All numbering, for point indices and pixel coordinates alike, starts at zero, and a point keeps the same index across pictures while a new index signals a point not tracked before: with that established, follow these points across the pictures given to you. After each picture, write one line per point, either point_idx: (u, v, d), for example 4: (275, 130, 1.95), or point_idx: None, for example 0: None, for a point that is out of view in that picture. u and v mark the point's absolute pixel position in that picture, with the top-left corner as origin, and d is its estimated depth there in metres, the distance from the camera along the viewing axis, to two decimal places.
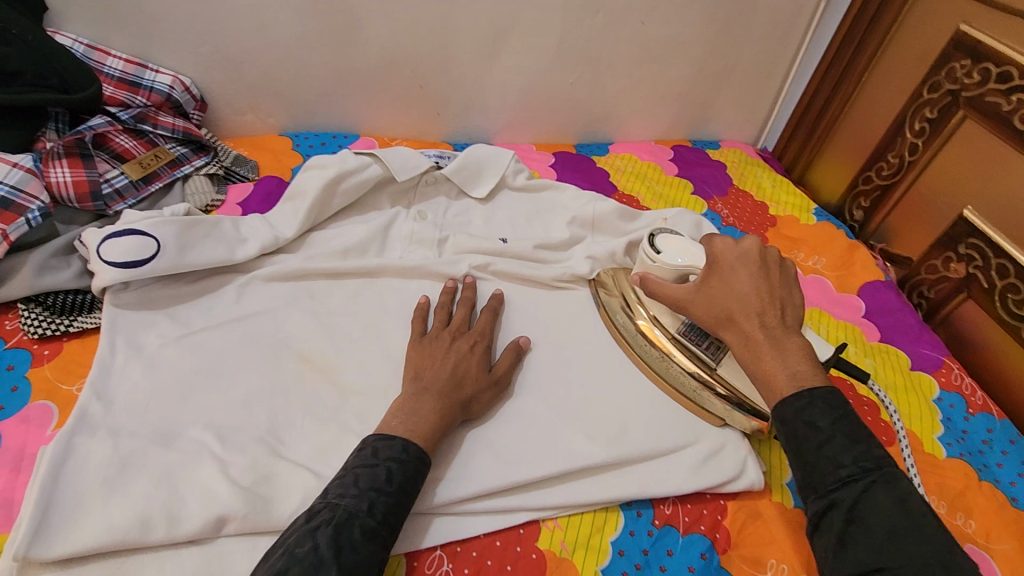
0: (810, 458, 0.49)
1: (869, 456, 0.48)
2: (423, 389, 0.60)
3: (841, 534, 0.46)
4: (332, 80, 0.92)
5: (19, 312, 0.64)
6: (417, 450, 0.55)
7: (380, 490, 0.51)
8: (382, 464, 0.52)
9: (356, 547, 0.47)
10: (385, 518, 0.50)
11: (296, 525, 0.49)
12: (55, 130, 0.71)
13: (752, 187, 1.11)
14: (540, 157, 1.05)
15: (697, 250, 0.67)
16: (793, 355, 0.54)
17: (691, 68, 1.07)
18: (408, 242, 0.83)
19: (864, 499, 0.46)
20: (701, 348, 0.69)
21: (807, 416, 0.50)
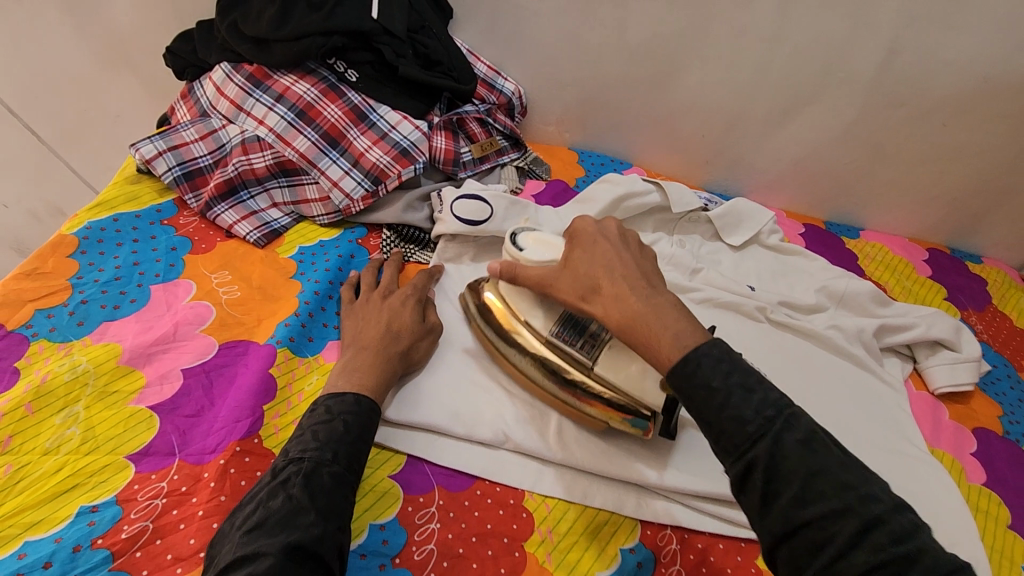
0: (715, 420, 0.47)
1: (769, 402, 0.47)
2: (360, 346, 0.63)
3: (763, 494, 0.44)
4: (628, 115, 1.07)
5: (382, 235, 0.84)
6: (369, 401, 0.58)
7: (341, 440, 0.53)
8: (338, 417, 0.55)
9: (328, 489, 0.49)
10: (351, 465, 0.52)
11: (262, 483, 0.50)
12: (439, 109, 0.90)
13: (1013, 311, 1.04)
14: (790, 225, 1.10)
15: (557, 242, 0.68)
16: (669, 316, 0.53)
17: (978, 177, 1.04)
18: (666, 262, 0.93)
19: (775, 452, 0.44)
20: (576, 347, 0.64)
21: (703, 374, 0.48)
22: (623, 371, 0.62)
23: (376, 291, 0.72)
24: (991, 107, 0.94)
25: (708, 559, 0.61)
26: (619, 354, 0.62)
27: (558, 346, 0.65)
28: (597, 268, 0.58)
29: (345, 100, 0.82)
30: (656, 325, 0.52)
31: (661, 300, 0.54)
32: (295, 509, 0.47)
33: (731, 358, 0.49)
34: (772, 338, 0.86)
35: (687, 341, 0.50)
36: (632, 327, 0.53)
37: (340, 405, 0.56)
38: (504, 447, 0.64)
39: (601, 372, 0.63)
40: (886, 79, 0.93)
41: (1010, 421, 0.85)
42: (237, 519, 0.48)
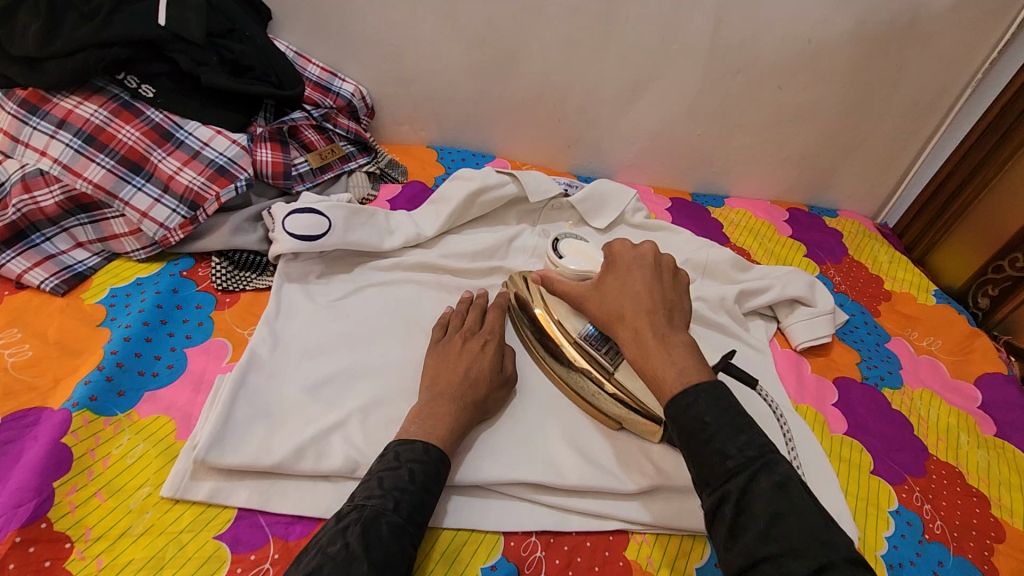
0: (699, 453, 0.49)
1: (753, 445, 0.49)
2: (436, 395, 0.63)
3: (731, 524, 0.46)
4: (481, 106, 1.03)
5: (211, 263, 0.76)
6: (438, 452, 0.57)
7: (404, 489, 0.53)
8: (405, 466, 0.54)
9: (385, 541, 0.49)
10: (410, 516, 0.52)
11: (327, 527, 0.51)
12: (263, 118, 0.84)
13: (868, 259, 1.10)
14: (657, 200, 1.11)
15: (595, 256, 0.77)
16: (678, 351, 0.55)
17: (819, 136, 1.08)
18: (529, 255, 0.91)
19: (749, 488, 0.46)
20: (599, 352, 0.68)
21: (696, 412, 0.50)
22: (639, 381, 0.66)
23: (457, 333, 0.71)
24: (819, 66, 0.98)
25: (574, 560, 0.60)
26: (634, 367, 0.67)
27: (584, 348, 0.69)
28: (625, 300, 0.60)
29: (144, 118, 0.74)
30: (662, 358, 0.54)
31: (678, 340, 0.56)
32: (350, 559, 0.47)
33: (725, 398, 0.51)
34: None
35: (691, 377, 0.53)
36: (646, 356, 0.55)
37: (417, 451, 0.56)
38: (355, 475, 0.59)
39: (621, 377, 0.66)
40: (719, 49, 0.95)
41: (867, 366, 0.89)
42: (298, 562, 0.49)
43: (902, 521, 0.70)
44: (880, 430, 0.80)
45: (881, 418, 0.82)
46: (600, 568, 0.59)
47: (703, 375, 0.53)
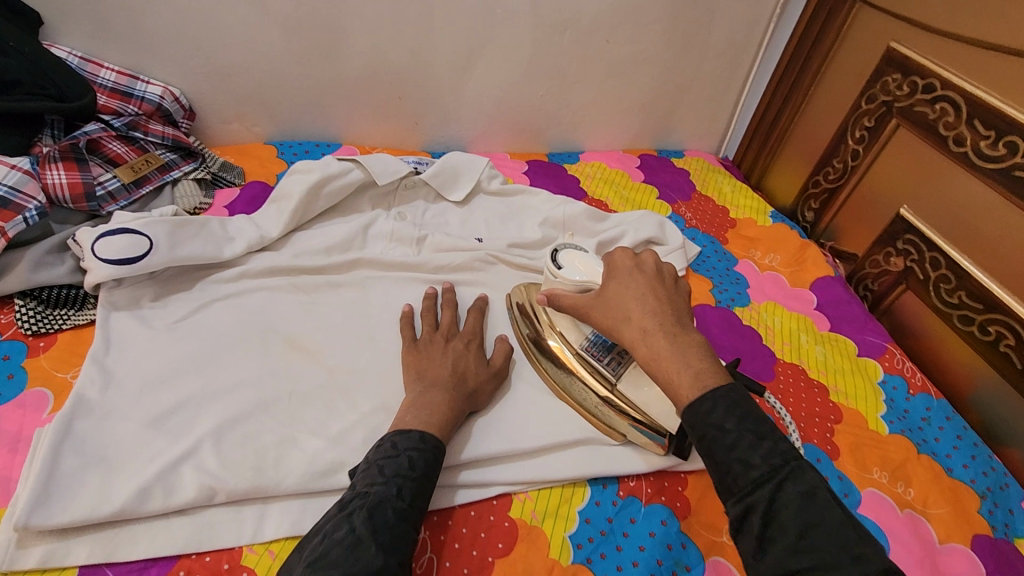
0: (723, 461, 0.46)
1: (777, 452, 0.46)
2: (428, 387, 0.64)
3: (759, 536, 0.44)
4: (315, 92, 0.98)
5: (14, 308, 0.67)
6: (434, 439, 0.58)
7: (406, 476, 0.53)
8: (403, 454, 0.55)
9: (390, 525, 0.50)
10: (414, 501, 0.52)
11: (330, 515, 0.51)
12: (50, 135, 0.75)
13: (714, 192, 1.18)
14: (514, 164, 1.12)
15: (597, 267, 0.71)
16: (692, 352, 0.52)
17: (653, 82, 1.14)
18: (388, 240, 0.88)
19: (777, 499, 0.44)
20: (603, 363, 0.70)
21: (714, 417, 0.47)
22: (642, 394, 0.67)
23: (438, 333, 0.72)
24: (639, 16, 1.02)
25: (461, 533, 0.60)
26: (638, 380, 0.68)
27: (588, 359, 0.71)
28: (630, 300, 0.58)
29: None
30: (678, 362, 0.51)
31: (693, 339, 0.54)
32: (359, 543, 0.47)
33: (745, 401, 0.48)
34: (507, 282, 0.87)
35: (709, 380, 0.50)
36: (657, 360, 0.53)
37: (418, 438, 0.57)
38: (215, 501, 0.56)
39: (626, 388, 0.68)
40: (541, 7, 0.96)
41: (719, 291, 0.96)
42: (304, 550, 0.49)
43: None
44: (735, 346, 0.88)
45: (734, 334, 0.89)
46: (487, 534, 0.61)
47: (720, 377, 0.50)
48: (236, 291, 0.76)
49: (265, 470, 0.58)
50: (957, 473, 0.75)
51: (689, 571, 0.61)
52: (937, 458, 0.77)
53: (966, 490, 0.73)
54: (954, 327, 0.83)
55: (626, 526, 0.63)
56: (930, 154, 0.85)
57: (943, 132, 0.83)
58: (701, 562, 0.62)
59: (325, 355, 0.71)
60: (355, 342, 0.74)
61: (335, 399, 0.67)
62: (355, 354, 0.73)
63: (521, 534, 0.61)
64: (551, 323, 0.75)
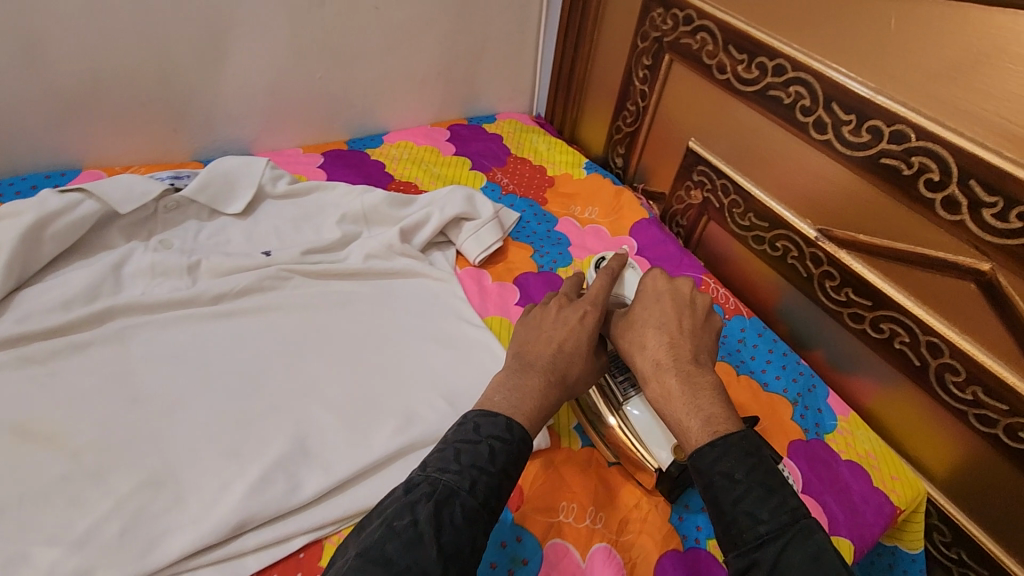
0: (728, 511, 0.48)
1: (787, 509, 0.47)
2: (526, 365, 0.60)
3: None
4: (25, 113, 0.80)
5: None
6: (521, 431, 0.53)
7: (481, 467, 0.49)
8: (485, 441, 0.51)
9: (456, 525, 0.45)
10: (486, 500, 0.48)
11: (395, 495, 0.48)
12: None
13: (530, 153, 1.15)
14: (307, 160, 1.01)
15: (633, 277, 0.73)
16: (702, 394, 0.55)
17: (443, 47, 1.07)
18: (150, 276, 0.75)
19: (781, 559, 0.44)
20: (615, 379, 0.68)
21: (723, 466, 0.50)
22: (645, 420, 0.64)
23: (553, 300, 0.68)
24: None
25: None
26: (647, 408, 0.65)
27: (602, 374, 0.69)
28: (649, 335, 0.62)
29: None
30: (688, 401, 0.55)
31: (703, 378, 0.57)
32: (416, 538, 0.44)
33: (756, 452, 0.50)
34: (304, 296, 0.78)
35: (717, 425, 0.53)
36: (669, 399, 0.56)
37: (507, 423, 0.53)
38: None
39: (628, 411, 0.66)
40: None
41: (540, 255, 0.93)
42: (363, 531, 0.46)
43: None
44: None
45: None
46: None
47: (730, 421, 0.53)
48: None
49: None
50: (771, 385, 0.79)
51: (527, 564, 0.58)
52: (755, 375, 0.80)
53: (781, 401, 0.77)
54: (752, 248, 0.87)
55: None
56: (702, 84, 0.86)
57: (708, 61, 0.84)
58: (539, 548, 0.59)
59: (70, 437, 0.59)
60: (111, 410, 0.62)
61: (86, 488, 0.55)
62: (112, 424, 0.60)
63: None
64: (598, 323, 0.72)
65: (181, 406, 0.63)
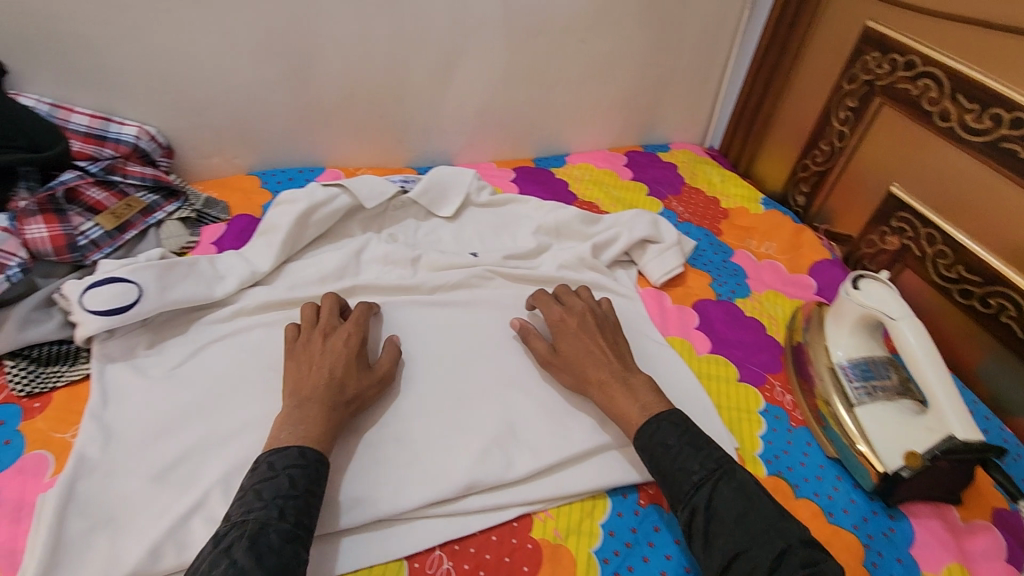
0: (668, 472, 0.59)
1: (713, 459, 0.60)
2: (305, 400, 0.60)
3: (705, 533, 0.55)
4: (294, 119, 0.96)
5: (5, 368, 0.65)
6: (316, 453, 0.56)
7: (286, 496, 0.52)
8: (283, 473, 0.54)
9: (275, 548, 0.48)
10: (298, 520, 0.51)
11: (207, 550, 0.49)
12: (28, 188, 0.73)
13: (703, 184, 1.18)
14: (501, 174, 1.11)
15: (894, 301, 0.73)
16: (640, 394, 0.67)
17: (633, 78, 1.13)
18: (382, 263, 0.87)
19: (714, 498, 0.56)
20: (851, 384, 0.75)
21: (659, 438, 0.61)
22: (876, 425, 0.71)
23: (316, 328, 0.69)
24: (612, 15, 1.02)
25: (483, 559, 0.59)
26: (880, 416, 0.71)
27: (838, 376, 0.77)
28: (584, 358, 0.71)
29: None
30: (628, 400, 0.66)
31: (636, 380, 0.68)
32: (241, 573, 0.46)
33: (683, 424, 0.63)
34: (505, 296, 0.86)
35: (654, 410, 0.65)
36: (612, 403, 0.67)
37: (301, 452, 0.56)
38: None
39: (860, 413, 0.73)
40: (514, 13, 0.96)
41: (718, 284, 0.95)
42: None
43: (772, 417, 0.77)
44: (740, 339, 0.87)
45: (738, 327, 0.89)
46: (510, 557, 0.59)
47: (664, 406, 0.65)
48: (231, 330, 0.74)
49: None
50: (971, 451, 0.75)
51: None
52: None
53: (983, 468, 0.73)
54: (954, 301, 0.83)
55: (651, 535, 0.63)
56: (916, 131, 0.85)
57: (928, 108, 0.83)
58: None
59: None
60: None
61: (343, 433, 0.66)
62: None
63: (546, 555, 0.60)
64: (820, 334, 0.82)
65: (412, 377, 0.73)
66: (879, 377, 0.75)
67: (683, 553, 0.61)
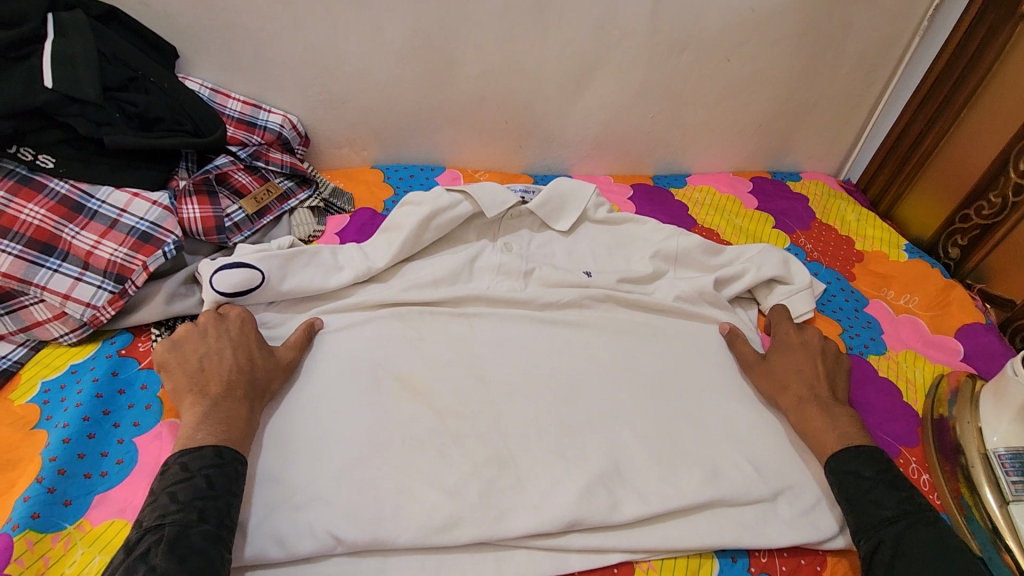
0: (858, 501, 0.60)
1: (909, 501, 0.59)
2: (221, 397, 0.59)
3: (890, 566, 0.54)
4: (424, 118, 0.98)
5: (151, 336, 0.70)
6: (232, 452, 0.55)
7: (204, 497, 0.51)
8: (199, 474, 0.52)
9: (199, 550, 0.47)
10: (221, 521, 0.51)
11: (117, 560, 0.47)
12: (186, 169, 0.78)
13: (836, 221, 1.08)
14: (618, 190, 1.07)
15: None
16: (841, 419, 0.67)
17: (774, 102, 1.06)
18: (495, 273, 0.86)
19: (904, 535, 0.56)
20: (1009, 478, 0.68)
21: (853, 467, 0.62)
22: None
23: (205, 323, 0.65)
24: (765, 35, 0.95)
25: None
26: None
27: (994, 465, 0.69)
28: (790, 374, 0.73)
29: (48, 192, 0.67)
30: (826, 421, 0.67)
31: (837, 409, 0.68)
32: None
33: (882, 461, 0.62)
34: (616, 323, 0.82)
35: (854, 440, 0.65)
36: (807, 421, 0.68)
37: (219, 452, 0.54)
38: (336, 552, 0.56)
39: (1016, 512, 0.65)
40: (660, 27, 0.91)
41: (850, 336, 0.87)
42: None
43: None
44: (871, 403, 0.79)
45: (870, 389, 0.80)
46: None
47: (862, 438, 0.65)
48: (347, 324, 0.76)
49: (381, 521, 0.58)
50: None
51: None
52: None
53: None
54: None
55: None
56: None
57: None
58: None
59: (436, 398, 0.69)
60: (464, 382, 0.72)
61: (449, 446, 0.65)
62: (465, 395, 0.70)
63: None
64: (972, 414, 0.73)
65: (519, 396, 0.71)
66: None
67: None
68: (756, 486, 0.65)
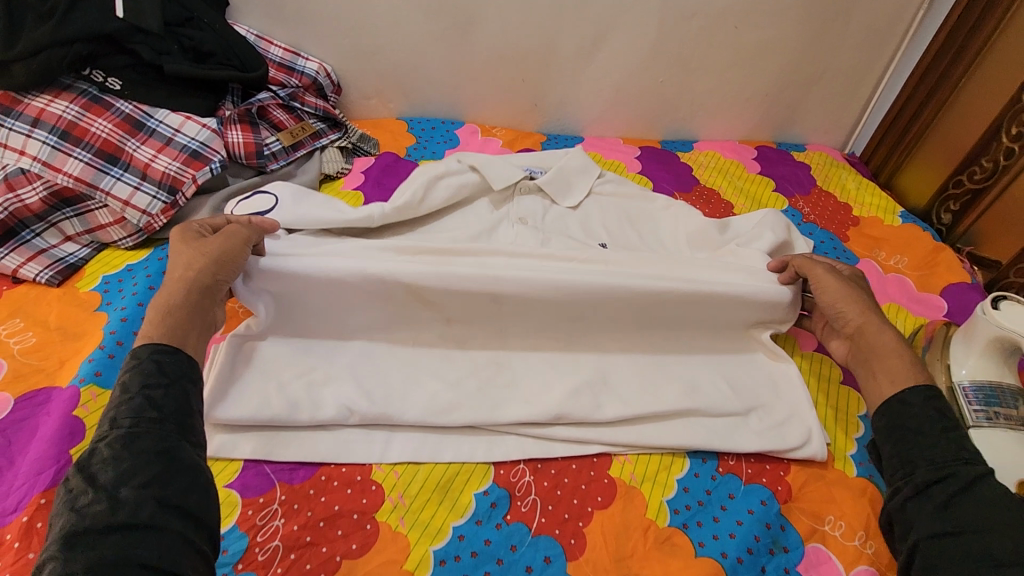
0: (929, 435, 0.52)
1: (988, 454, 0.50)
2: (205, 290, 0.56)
3: (946, 501, 0.47)
4: (448, 74, 1.05)
5: None
6: (150, 347, 0.49)
7: (120, 400, 0.45)
8: (117, 381, 0.47)
9: (110, 455, 0.42)
10: (140, 416, 0.44)
11: None
12: (231, 101, 0.87)
13: (836, 188, 1.13)
14: (626, 150, 1.14)
15: None
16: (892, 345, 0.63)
17: (781, 71, 1.11)
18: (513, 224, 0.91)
19: (980, 481, 0.47)
20: (970, 406, 0.72)
21: (934, 405, 0.53)
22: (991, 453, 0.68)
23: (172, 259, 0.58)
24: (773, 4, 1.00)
25: (562, 482, 0.64)
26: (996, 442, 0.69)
27: (957, 397, 0.74)
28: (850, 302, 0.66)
29: (115, 111, 0.77)
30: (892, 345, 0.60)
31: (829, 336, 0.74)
32: (73, 497, 0.41)
33: None
34: None
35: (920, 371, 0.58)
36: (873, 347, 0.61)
37: (130, 355, 0.48)
38: (350, 422, 0.64)
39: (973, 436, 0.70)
40: None
41: None
42: None
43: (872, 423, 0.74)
44: None
45: None
46: (586, 486, 0.64)
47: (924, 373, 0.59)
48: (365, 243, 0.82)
49: (391, 400, 0.65)
50: None
51: (787, 552, 0.61)
52: None
53: None
54: None
55: (724, 500, 0.64)
56: None
57: None
58: (801, 545, 0.62)
59: None
60: None
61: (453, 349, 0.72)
62: None
63: (619, 492, 0.64)
64: (943, 353, 0.78)
65: None
66: (1003, 404, 0.71)
67: (766, 513, 0.63)
68: (730, 401, 0.71)
